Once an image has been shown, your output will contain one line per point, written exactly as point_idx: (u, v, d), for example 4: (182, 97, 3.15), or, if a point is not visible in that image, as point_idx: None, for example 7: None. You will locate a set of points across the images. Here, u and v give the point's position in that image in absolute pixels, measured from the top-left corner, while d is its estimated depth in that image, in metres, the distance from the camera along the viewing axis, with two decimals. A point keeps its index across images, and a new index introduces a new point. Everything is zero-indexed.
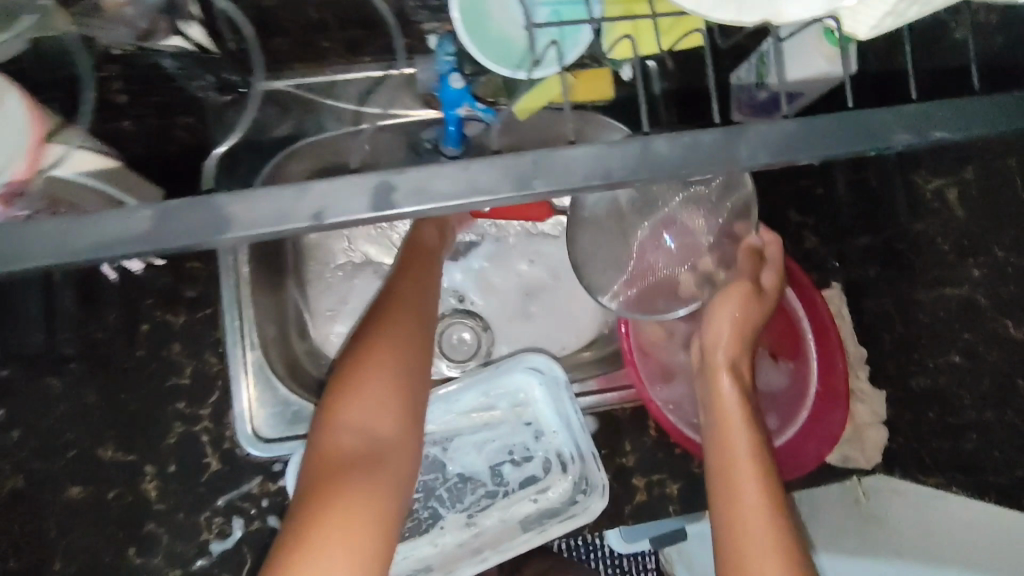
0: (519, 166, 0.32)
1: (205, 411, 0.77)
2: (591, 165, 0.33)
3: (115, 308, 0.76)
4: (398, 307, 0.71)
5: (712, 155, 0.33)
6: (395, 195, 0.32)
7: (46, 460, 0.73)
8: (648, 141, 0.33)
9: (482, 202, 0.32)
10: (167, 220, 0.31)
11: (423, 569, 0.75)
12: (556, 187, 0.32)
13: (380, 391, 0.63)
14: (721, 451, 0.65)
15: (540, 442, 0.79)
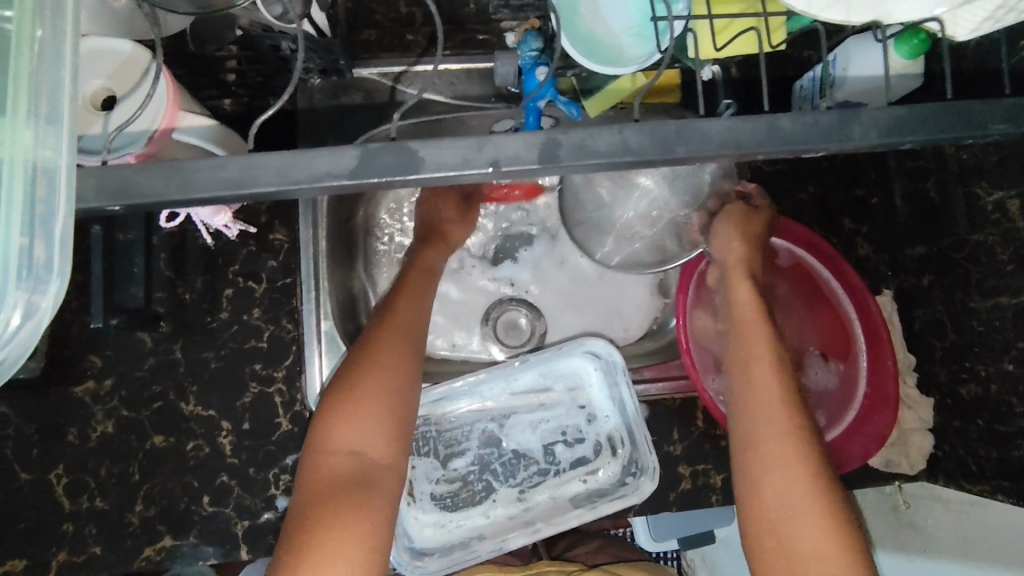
0: (660, 132, 0.36)
1: (279, 374, 0.81)
2: (723, 137, 0.37)
3: (200, 272, 0.81)
4: (396, 321, 0.67)
5: (828, 134, 0.37)
6: (559, 151, 0.36)
7: (131, 409, 0.78)
8: (774, 118, 0.37)
9: (628, 162, 0.36)
10: (370, 161, 0.36)
11: (475, 538, 0.79)
12: (693, 151, 0.36)
13: (367, 416, 0.60)
14: (757, 426, 0.58)
15: (592, 425, 0.82)
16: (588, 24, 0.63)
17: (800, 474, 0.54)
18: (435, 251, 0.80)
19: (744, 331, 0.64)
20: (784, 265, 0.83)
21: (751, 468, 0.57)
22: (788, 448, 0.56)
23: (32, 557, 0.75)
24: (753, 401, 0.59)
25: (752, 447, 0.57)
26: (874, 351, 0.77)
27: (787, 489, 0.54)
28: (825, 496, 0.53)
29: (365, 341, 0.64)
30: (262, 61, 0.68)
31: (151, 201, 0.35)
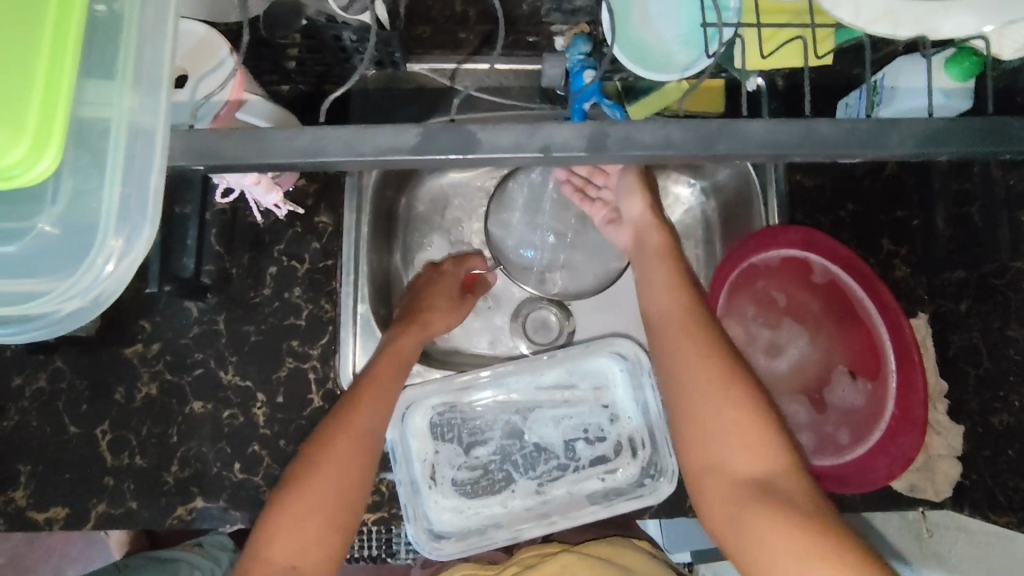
0: (703, 131, 0.38)
1: (315, 351, 0.84)
2: (763, 140, 0.38)
3: (247, 249, 0.84)
4: (350, 422, 0.68)
5: (865, 143, 0.38)
6: (607, 140, 0.38)
7: (174, 373, 0.82)
8: (811, 122, 0.38)
9: (668, 155, 0.38)
10: (430, 140, 0.38)
11: (491, 525, 0.81)
12: (735, 151, 0.38)
13: (302, 533, 0.62)
14: (677, 351, 0.60)
15: (614, 425, 0.84)
16: (637, 31, 0.65)
17: (718, 386, 0.58)
18: (411, 335, 0.79)
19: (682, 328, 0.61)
20: (818, 281, 0.83)
21: (674, 391, 0.60)
22: (704, 364, 0.59)
23: (73, 507, 0.79)
24: (664, 335, 0.62)
25: (673, 372, 0.60)
26: (904, 375, 0.75)
27: (710, 402, 0.57)
28: (744, 397, 0.57)
29: (309, 453, 0.66)
30: (320, 51, 0.71)
31: (229, 163, 0.39)
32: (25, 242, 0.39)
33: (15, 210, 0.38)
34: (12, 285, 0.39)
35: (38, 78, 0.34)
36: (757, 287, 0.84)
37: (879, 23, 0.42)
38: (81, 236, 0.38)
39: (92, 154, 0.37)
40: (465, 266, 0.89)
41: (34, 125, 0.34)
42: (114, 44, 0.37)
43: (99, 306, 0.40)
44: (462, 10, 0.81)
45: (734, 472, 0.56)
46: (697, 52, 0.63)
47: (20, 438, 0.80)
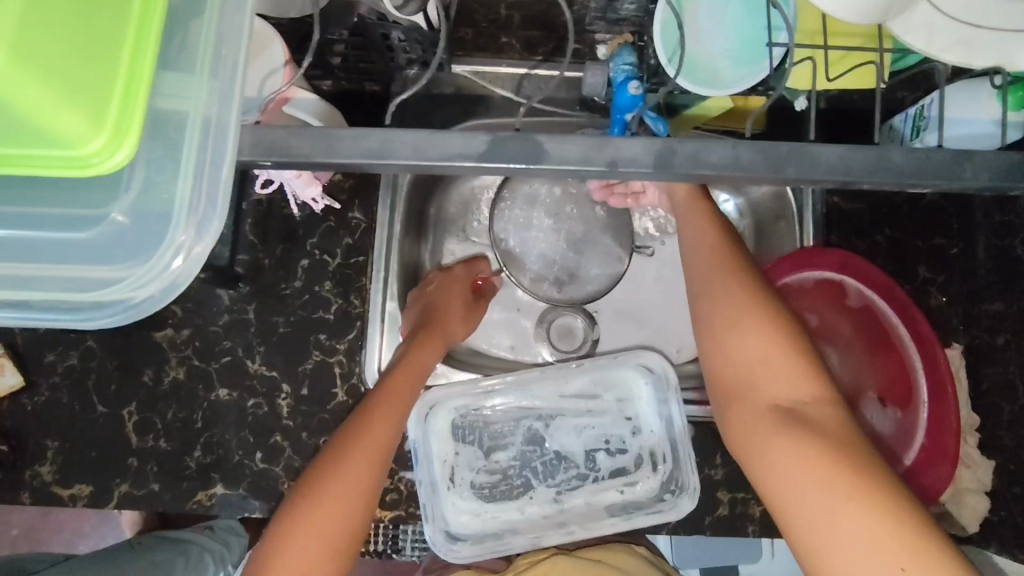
0: (772, 151, 0.39)
1: (342, 346, 0.84)
2: (835, 165, 0.39)
3: (280, 240, 0.85)
4: (373, 416, 0.68)
5: (939, 172, 0.39)
6: (674, 157, 0.39)
7: (202, 359, 0.83)
8: (886, 150, 0.39)
9: (738, 176, 0.39)
10: (500, 147, 0.39)
11: (508, 531, 0.81)
12: (803, 174, 0.39)
13: (315, 540, 0.61)
14: (710, 284, 0.60)
15: (636, 438, 0.83)
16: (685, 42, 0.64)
17: (750, 315, 0.56)
18: (433, 342, 0.79)
19: (732, 315, 0.57)
20: (853, 305, 0.81)
21: (709, 337, 0.58)
22: (738, 294, 0.57)
23: (96, 485, 0.80)
24: (704, 292, 0.60)
25: (704, 304, 0.59)
26: (935, 407, 0.74)
27: (741, 333, 0.56)
28: (782, 339, 0.55)
29: (336, 442, 0.66)
30: (366, 49, 0.72)
31: (299, 159, 0.40)
32: (98, 230, 0.40)
33: (89, 197, 0.40)
34: (88, 271, 0.40)
35: (120, 67, 0.35)
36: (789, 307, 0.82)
37: (952, 51, 0.43)
38: (153, 227, 0.39)
39: (167, 146, 0.38)
40: (474, 270, 0.90)
41: (114, 113, 0.35)
42: (194, 41, 0.39)
43: (169, 294, 0.40)
44: (507, 15, 0.82)
45: (762, 400, 0.55)
46: (744, 70, 0.63)
47: (50, 414, 0.82)
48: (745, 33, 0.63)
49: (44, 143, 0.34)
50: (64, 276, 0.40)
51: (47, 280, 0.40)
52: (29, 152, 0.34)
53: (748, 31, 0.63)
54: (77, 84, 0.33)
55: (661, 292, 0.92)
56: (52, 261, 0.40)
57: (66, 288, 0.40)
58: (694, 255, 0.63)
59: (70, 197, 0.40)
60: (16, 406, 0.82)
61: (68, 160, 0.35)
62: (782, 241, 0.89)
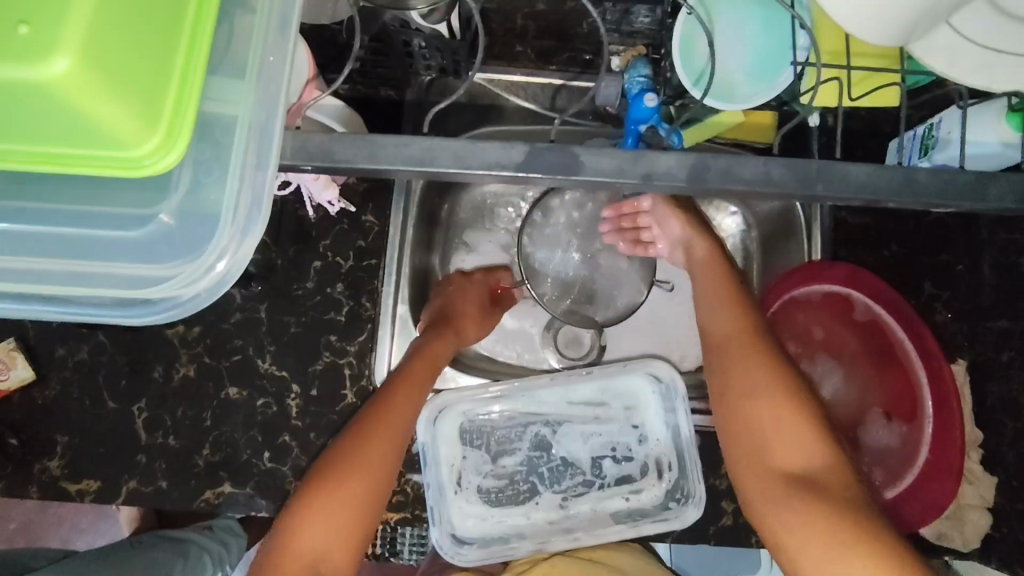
0: (801, 168, 0.40)
1: (352, 348, 0.84)
2: (862, 184, 0.40)
3: (296, 242, 0.85)
4: (385, 419, 0.68)
5: (964, 192, 0.40)
6: (705, 172, 0.40)
7: (213, 358, 0.83)
8: (911, 170, 0.40)
9: (768, 190, 0.40)
10: (536, 157, 0.40)
11: (514, 536, 0.81)
12: (830, 190, 0.40)
13: (335, 523, 0.62)
14: (722, 347, 0.62)
15: (642, 446, 0.84)
16: (700, 58, 0.65)
17: (764, 380, 0.58)
18: (445, 342, 0.80)
19: (741, 375, 0.60)
20: (859, 319, 0.82)
21: (720, 395, 0.61)
22: (747, 356, 0.60)
23: (105, 480, 0.81)
24: (716, 350, 0.62)
25: (714, 360, 0.62)
26: (941, 420, 0.75)
27: (753, 399, 0.58)
28: (789, 399, 0.57)
29: (344, 444, 0.65)
30: (384, 54, 0.72)
31: (341, 164, 0.41)
32: (145, 231, 0.41)
33: (136, 198, 0.40)
34: (135, 270, 0.41)
35: (174, 74, 0.36)
36: (796, 321, 0.84)
37: (975, 74, 0.45)
38: (200, 227, 0.40)
39: (213, 148, 0.40)
40: (492, 278, 0.90)
41: (168, 118, 0.35)
42: (240, 48, 0.40)
43: (213, 295, 0.42)
44: (522, 25, 0.80)
45: (772, 462, 0.57)
46: (760, 86, 0.64)
47: (61, 408, 0.82)
48: (760, 49, 0.64)
49: (98, 142, 0.35)
50: (112, 274, 0.41)
51: (94, 277, 0.41)
52: (87, 151, 0.35)
53: (764, 46, 0.64)
54: (136, 87, 0.34)
55: (670, 301, 0.93)
56: (99, 259, 0.41)
57: (114, 285, 0.41)
58: (706, 310, 0.66)
59: (116, 196, 0.40)
60: (27, 399, 0.82)
61: (122, 161, 0.35)
62: (790, 251, 0.90)
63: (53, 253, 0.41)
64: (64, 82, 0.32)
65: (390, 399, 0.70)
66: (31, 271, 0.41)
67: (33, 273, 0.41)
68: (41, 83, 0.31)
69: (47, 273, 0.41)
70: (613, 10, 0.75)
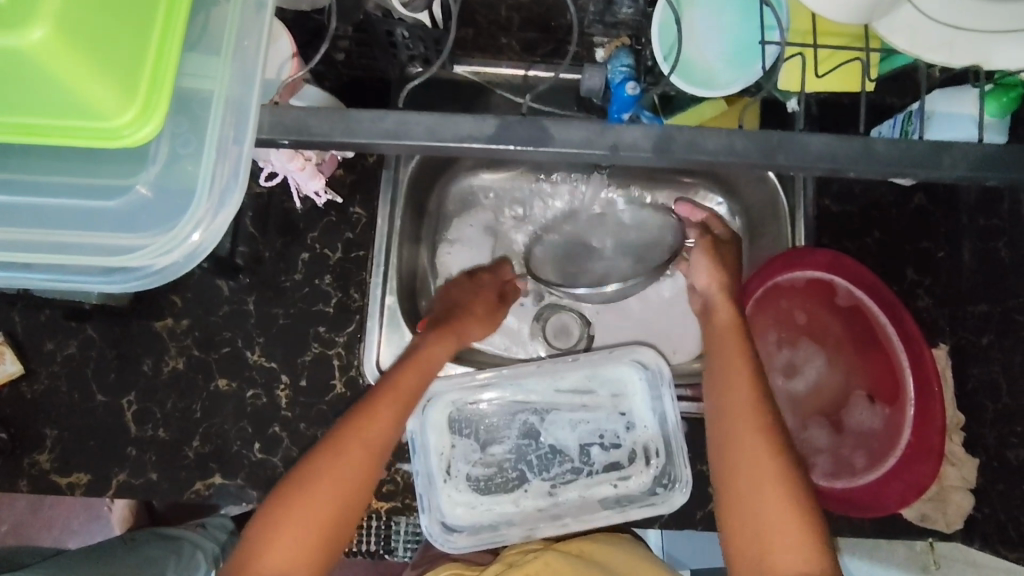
0: (767, 141, 0.41)
1: (340, 338, 0.85)
2: (822, 154, 0.41)
3: (283, 234, 0.86)
4: (363, 432, 0.67)
5: (924, 161, 0.41)
6: (674, 145, 0.41)
7: (201, 350, 0.84)
8: (872, 141, 0.41)
9: (733, 161, 0.41)
10: (508, 131, 0.41)
11: (503, 522, 0.82)
12: (794, 161, 0.41)
13: (299, 537, 0.62)
14: (731, 447, 0.63)
15: (630, 433, 0.85)
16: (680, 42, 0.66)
17: (767, 471, 0.60)
18: (444, 346, 0.80)
19: (744, 459, 0.62)
20: (842, 304, 0.83)
21: (724, 474, 0.63)
22: (753, 439, 0.62)
23: (95, 474, 0.81)
24: (722, 424, 0.65)
25: (722, 437, 0.64)
26: (921, 404, 0.76)
27: (758, 505, 0.59)
28: (790, 491, 0.59)
29: (319, 457, 0.66)
30: (369, 45, 0.73)
31: (317, 139, 0.42)
32: (124, 201, 0.41)
33: (116, 170, 0.41)
34: (114, 238, 0.42)
35: (150, 47, 0.36)
36: (779, 307, 0.85)
37: (934, 51, 0.46)
38: (178, 199, 0.41)
39: (192, 121, 0.40)
40: (500, 277, 0.91)
41: (145, 92, 0.36)
42: (219, 27, 0.40)
43: (189, 262, 0.42)
44: (507, 17, 0.79)
45: (768, 557, 0.57)
46: (738, 74, 0.65)
47: (50, 402, 0.82)
48: (739, 39, 0.65)
49: (76, 114, 0.35)
50: (90, 243, 0.42)
51: (74, 247, 0.42)
52: (66, 123, 0.36)
53: (742, 34, 0.65)
54: (110, 57, 0.35)
55: (656, 290, 0.95)
56: (79, 229, 0.42)
57: (88, 254, 0.42)
58: (717, 381, 0.67)
59: (97, 168, 0.41)
60: (16, 394, 0.82)
61: (99, 132, 0.36)
62: (772, 239, 0.91)
63: (28, 223, 0.41)
64: (36, 50, 0.32)
65: (370, 412, 0.69)
66: (11, 241, 0.41)
67: (13, 243, 0.41)
68: (16, 50, 0.32)
69: (28, 243, 0.41)
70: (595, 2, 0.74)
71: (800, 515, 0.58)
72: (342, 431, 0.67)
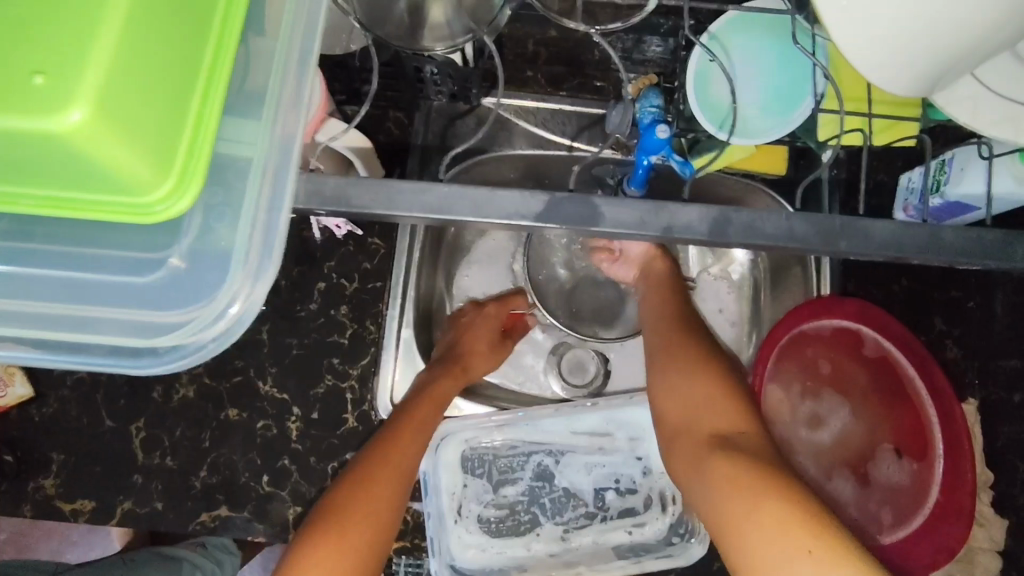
0: (824, 224, 0.40)
1: (354, 371, 0.83)
2: (885, 240, 0.40)
3: (301, 263, 0.85)
4: (393, 456, 0.68)
5: (990, 251, 0.40)
6: (729, 229, 0.40)
7: (213, 378, 0.82)
8: (938, 229, 0.40)
9: (791, 246, 0.40)
10: (556, 208, 0.40)
11: (514, 567, 0.80)
12: (856, 249, 0.40)
13: (333, 560, 0.61)
14: (660, 351, 0.70)
15: (646, 479, 0.82)
16: (715, 92, 0.65)
17: (691, 363, 0.66)
18: (456, 381, 0.80)
19: (665, 355, 0.69)
20: (869, 355, 0.80)
21: (654, 371, 0.69)
22: (676, 343, 0.69)
23: (100, 501, 0.80)
24: (653, 340, 0.72)
25: (652, 353, 0.71)
26: (952, 461, 0.73)
27: (683, 385, 0.65)
28: (713, 374, 0.64)
29: (348, 485, 0.65)
30: (396, 78, 0.73)
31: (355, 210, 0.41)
32: (155, 275, 0.41)
33: (148, 243, 0.41)
34: (142, 315, 0.42)
35: (189, 117, 0.35)
36: (806, 355, 0.81)
37: (999, 125, 0.44)
38: (208, 270, 0.41)
39: (226, 192, 0.40)
40: (508, 305, 0.90)
41: (180, 164, 0.35)
42: (257, 92, 0.40)
43: (221, 343, 0.42)
44: (534, 50, 0.80)
45: (699, 433, 0.61)
46: (775, 121, 0.63)
47: (57, 426, 0.81)
48: (776, 85, 0.64)
49: (109, 188, 0.34)
50: (117, 319, 0.41)
51: (100, 322, 0.41)
52: (101, 200, 0.35)
53: (779, 82, 0.64)
54: (149, 134, 0.34)
55: None
56: (107, 304, 0.42)
57: (114, 331, 0.41)
58: (653, 316, 0.76)
59: (128, 240, 0.41)
60: (24, 416, 0.81)
61: (132, 206, 0.35)
62: (798, 282, 0.88)
63: (59, 296, 0.41)
64: (77, 133, 0.31)
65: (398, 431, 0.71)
66: (39, 315, 0.41)
67: (40, 317, 0.41)
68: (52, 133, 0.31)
69: (54, 318, 0.41)
70: (625, 38, 0.75)
71: (726, 393, 0.63)
72: (372, 456, 0.68)
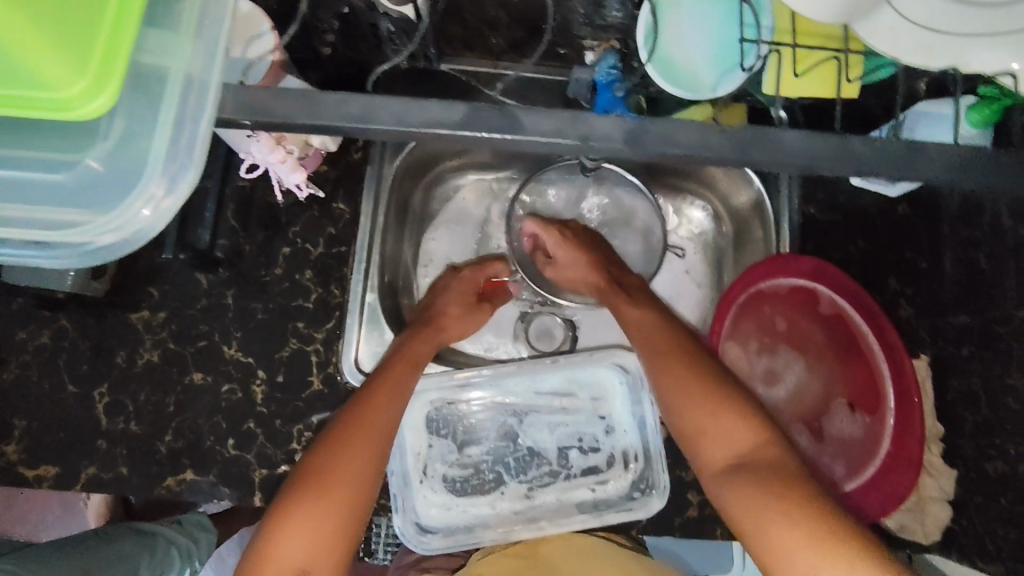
0: (746, 138, 0.46)
1: (319, 335, 0.84)
2: (799, 151, 0.46)
3: (266, 228, 0.85)
4: (369, 418, 0.68)
5: (889, 160, 0.46)
6: (644, 138, 0.46)
7: (177, 343, 0.82)
8: (846, 138, 0.46)
9: (706, 155, 0.46)
10: (476, 116, 0.45)
11: (478, 525, 0.81)
12: (771, 158, 0.46)
13: (313, 523, 0.61)
14: (645, 337, 0.73)
15: (609, 438, 0.84)
16: (664, 45, 0.66)
17: (674, 347, 0.69)
18: (423, 345, 0.79)
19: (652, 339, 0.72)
20: (824, 312, 0.83)
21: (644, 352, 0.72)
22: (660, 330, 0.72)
23: (63, 467, 0.79)
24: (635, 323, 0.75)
25: (638, 338, 0.74)
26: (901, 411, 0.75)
27: (667, 365, 0.68)
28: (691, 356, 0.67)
29: (326, 449, 0.65)
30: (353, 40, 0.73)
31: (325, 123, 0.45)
32: (72, 174, 0.44)
33: (63, 141, 0.43)
34: (58, 213, 0.44)
35: (106, 22, 0.37)
36: (763, 313, 0.84)
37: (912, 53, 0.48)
38: (125, 174, 0.44)
39: (148, 98, 0.43)
40: (484, 270, 0.90)
41: (97, 65, 0.37)
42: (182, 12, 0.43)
43: (136, 239, 0.45)
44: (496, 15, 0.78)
45: (687, 409, 0.64)
46: (725, 77, 0.65)
47: (19, 392, 0.80)
48: (724, 38, 0.65)
49: (24, 80, 0.36)
50: (31, 216, 0.44)
51: (14, 219, 0.43)
52: (15, 90, 0.36)
53: (728, 36, 0.65)
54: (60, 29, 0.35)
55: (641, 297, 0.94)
56: (23, 202, 0.44)
57: (28, 226, 0.43)
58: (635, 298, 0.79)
59: (45, 139, 0.43)
60: None
61: (46, 100, 0.36)
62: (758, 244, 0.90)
63: None
64: None
65: (376, 395, 0.71)
66: None
67: None
68: None
69: None
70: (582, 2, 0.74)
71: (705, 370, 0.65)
72: (348, 418, 0.68)
